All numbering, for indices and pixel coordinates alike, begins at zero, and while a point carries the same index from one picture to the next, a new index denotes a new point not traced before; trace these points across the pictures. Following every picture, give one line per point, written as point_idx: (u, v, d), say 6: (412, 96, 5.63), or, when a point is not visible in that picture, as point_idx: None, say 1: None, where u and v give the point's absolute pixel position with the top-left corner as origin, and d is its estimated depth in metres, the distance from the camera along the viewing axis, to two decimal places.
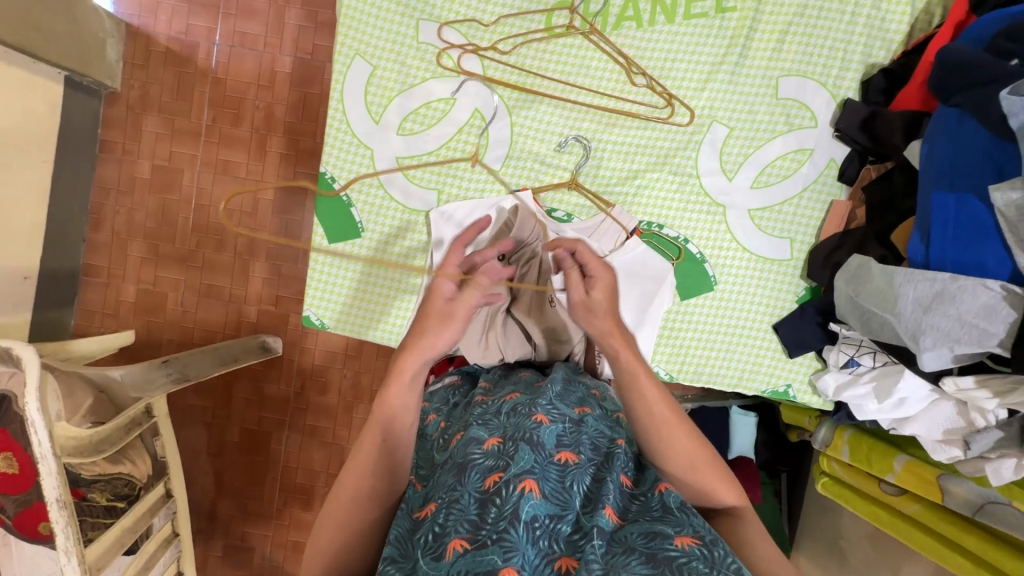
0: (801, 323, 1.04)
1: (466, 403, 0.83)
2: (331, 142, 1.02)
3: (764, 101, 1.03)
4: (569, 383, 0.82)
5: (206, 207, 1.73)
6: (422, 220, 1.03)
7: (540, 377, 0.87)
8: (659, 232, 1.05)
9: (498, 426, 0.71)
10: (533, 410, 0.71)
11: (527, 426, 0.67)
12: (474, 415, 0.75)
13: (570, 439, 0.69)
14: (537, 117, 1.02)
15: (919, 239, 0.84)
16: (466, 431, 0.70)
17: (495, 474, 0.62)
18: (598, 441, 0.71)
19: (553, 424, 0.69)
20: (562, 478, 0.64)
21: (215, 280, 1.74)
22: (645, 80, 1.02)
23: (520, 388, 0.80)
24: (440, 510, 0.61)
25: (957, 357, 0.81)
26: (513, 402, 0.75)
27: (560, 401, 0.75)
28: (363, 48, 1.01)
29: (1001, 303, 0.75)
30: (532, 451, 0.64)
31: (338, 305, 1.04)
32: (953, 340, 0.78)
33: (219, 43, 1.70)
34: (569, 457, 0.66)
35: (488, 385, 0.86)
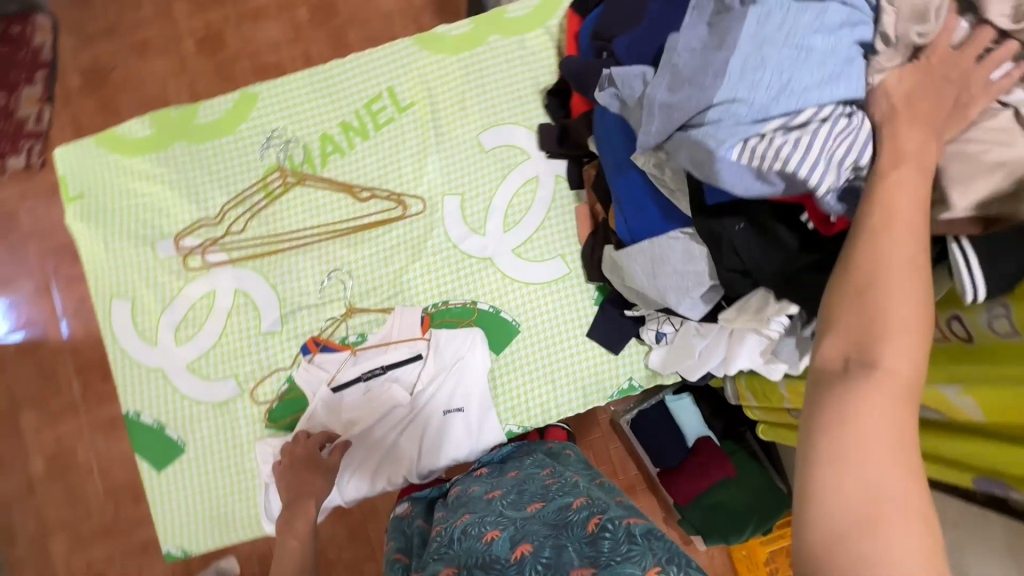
0: (607, 320, 1.08)
1: (427, 542, 0.85)
2: (124, 382, 1.06)
3: (476, 160, 1.14)
4: (523, 484, 0.86)
5: (112, 468, 1.68)
6: (234, 407, 1.06)
7: (494, 487, 0.89)
8: (447, 306, 1.10)
9: (455, 555, 0.71)
10: (485, 531, 0.72)
11: (480, 547, 0.68)
12: (433, 552, 0.76)
13: (521, 535, 0.67)
14: (292, 269, 1.09)
15: (620, 217, 0.95)
16: (428, 574, 0.70)
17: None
18: (552, 523, 0.68)
19: (503, 535, 0.68)
20: (519, 570, 0.59)
21: (147, 533, 1.67)
22: (368, 193, 1.12)
23: (471, 509, 0.82)
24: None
25: (706, 298, 0.90)
26: (464, 526, 0.77)
27: (512, 509, 0.77)
28: (117, 289, 1.07)
29: (692, 244, 0.86)
30: (487, 569, 0.63)
31: (192, 527, 1.04)
32: (688, 288, 0.88)
33: (65, 315, 1.70)
34: (523, 548, 0.63)
35: (442, 515, 0.88)
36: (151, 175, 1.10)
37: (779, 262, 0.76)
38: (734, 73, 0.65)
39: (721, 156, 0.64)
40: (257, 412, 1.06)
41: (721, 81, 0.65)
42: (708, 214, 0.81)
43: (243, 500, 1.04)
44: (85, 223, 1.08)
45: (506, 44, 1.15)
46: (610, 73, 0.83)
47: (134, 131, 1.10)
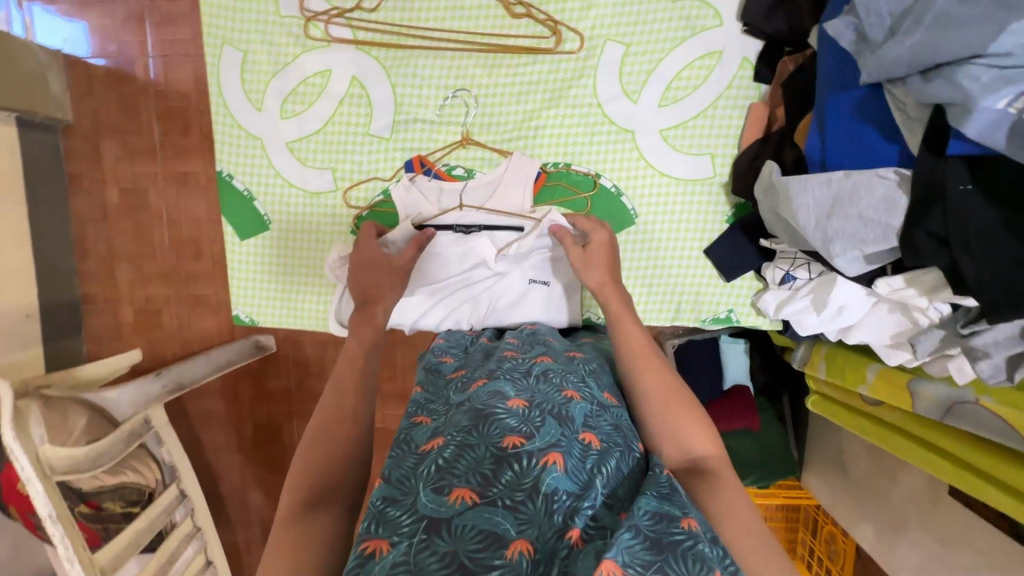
0: (732, 243, 0.97)
1: (489, 355, 0.84)
2: (220, 139, 1.01)
3: (659, 8, 0.93)
4: (605, 365, 0.83)
5: (177, 221, 1.73)
6: (326, 202, 1.01)
7: (576, 348, 0.89)
8: (568, 170, 0.99)
9: (527, 389, 0.70)
10: (564, 386, 0.71)
11: (557, 400, 0.67)
12: (502, 369, 0.75)
13: (595, 422, 0.66)
14: (417, 72, 0.97)
15: (816, 133, 0.79)
16: (491, 385, 0.69)
17: (516, 437, 0.59)
18: (622, 427, 0.68)
19: (581, 403, 0.68)
20: (586, 459, 0.59)
21: (201, 290, 1.78)
22: (523, 8, 0.94)
23: (552, 355, 0.81)
24: (455, 443, 0.60)
25: (872, 258, 0.76)
26: (544, 368, 0.76)
27: (593, 384, 0.76)
28: (229, 34, 0.97)
29: (898, 191, 0.69)
30: (556, 425, 0.62)
31: (261, 301, 1.06)
32: (861, 245, 0.73)
33: (153, 56, 1.63)
34: (593, 439, 0.62)
35: (513, 344, 0.86)
36: None
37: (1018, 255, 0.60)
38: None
39: (981, 102, 0.57)
40: (347, 215, 1.01)
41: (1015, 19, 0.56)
42: (939, 160, 0.64)
43: (315, 294, 1.04)
44: None
45: None
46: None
47: None
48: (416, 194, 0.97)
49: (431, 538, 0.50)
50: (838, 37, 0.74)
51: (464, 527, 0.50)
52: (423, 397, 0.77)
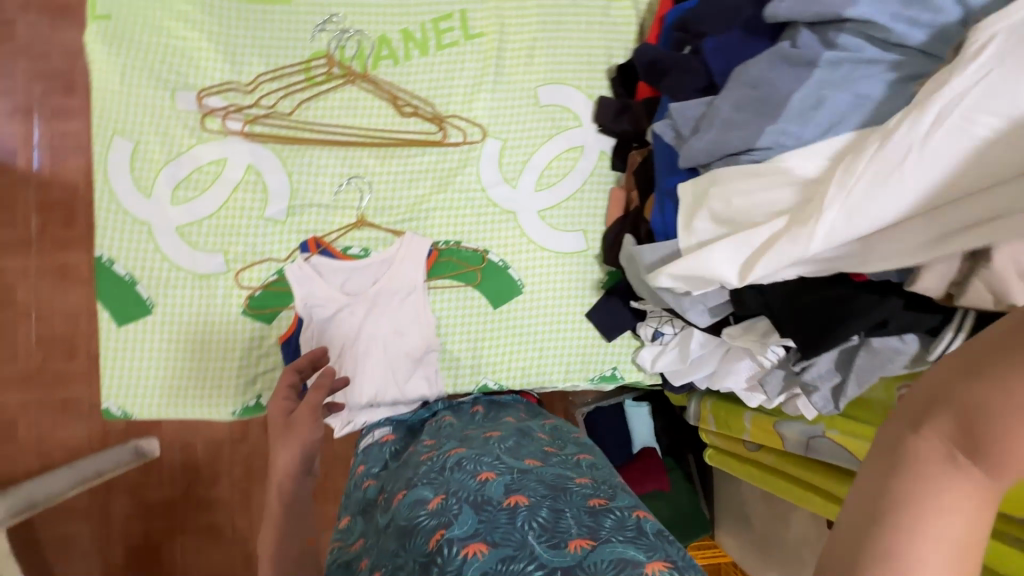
0: (609, 307, 1.08)
1: (410, 463, 0.86)
2: (103, 226, 0.99)
3: (528, 112, 1.10)
4: (523, 439, 0.88)
5: (48, 316, 1.58)
6: (215, 284, 1.01)
7: (494, 428, 0.93)
8: (458, 248, 1.08)
9: (444, 484, 0.73)
10: (479, 468, 0.75)
11: (473, 487, 0.71)
12: (417, 475, 0.79)
13: (517, 485, 0.70)
14: (313, 162, 1.04)
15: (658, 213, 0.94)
16: (411, 493, 0.74)
17: (438, 534, 0.63)
18: (548, 480, 0.72)
19: (499, 478, 0.72)
20: (512, 521, 0.62)
21: (69, 393, 1.59)
22: (412, 109, 1.07)
23: (467, 443, 0.85)
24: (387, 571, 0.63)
25: (716, 312, 0.92)
26: (458, 458, 0.80)
27: (509, 457, 0.80)
28: (120, 126, 1.00)
29: None
30: (477, 507, 0.66)
31: (138, 390, 0.99)
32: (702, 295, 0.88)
33: (38, 145, 1.57)
34: (518, 500, 0.66)
35: (433, 442, 0.90)
36: (188, 17, 1.01)
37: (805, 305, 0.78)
38: (790, 109, 0.72)
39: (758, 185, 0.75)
40: (238, 296, 1.01)
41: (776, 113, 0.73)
42: None
43: (197, 386, 1.00)
44: (104, 46, 0.99)
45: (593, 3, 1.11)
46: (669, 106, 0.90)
47: None
48: (311, 273, 1.01)
49: None
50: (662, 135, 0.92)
51: None
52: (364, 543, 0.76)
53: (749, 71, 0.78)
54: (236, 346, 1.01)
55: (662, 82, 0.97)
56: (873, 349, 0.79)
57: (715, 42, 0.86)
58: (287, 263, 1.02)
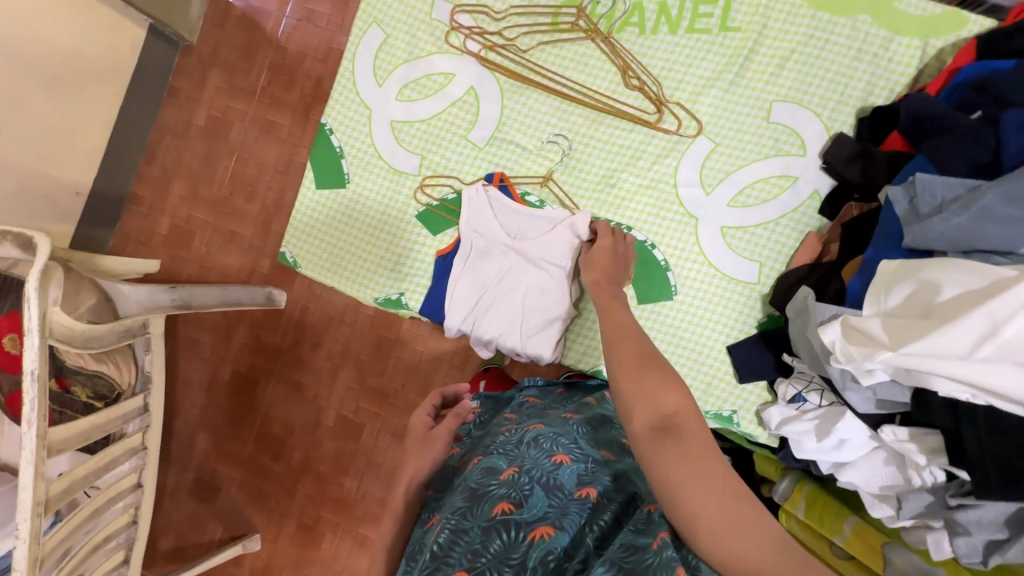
0: (754, 350, 1.01)
1: (491, 431, 0.85)
2: (335, 99, 1.11)
3: (754, 124, 1.03)
4: (602, 423, 0.84)
5: (246, 159, 1.82)
6: (404, 182, 1.09)
7: (575, 411, 0.89)
8: (627, 233, 1.06)
9: (517, 456, 0.71)
10: (554, 450, 0.72)
11: (546, 466, 0.68)
12: (496, 442, 0.76)
13: (590, 477, 0.68)
14: (527, 104, 1.07)
15: (859, 278, 0.85)
16: (485, 461, 0.71)
17: (506, 505, 0.62)
18: (621, 479, 0.69)
19: (573, 466, 0.69)
20: (578, 518, 0.62)
21: (239, 228, 1.83)
22: (638, 83, 1.05)
23: (546, 421, 0.82)
24: (449, 526, 0.62)
25: (882, 405, 0.82)
26: (535, 433, 0.76)
27: (586, 443, 0.76)
28: (380, 17, 1.09)
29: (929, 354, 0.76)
30: (548, 491, 0.65)
31: (309, 247, 1.12)
32: (873, 385, 0.79)
33: (289, 16, 1.79)
34: (586, 496, 0.65)
35: (514, 414, 0.88)
36: None
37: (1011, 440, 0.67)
38: None
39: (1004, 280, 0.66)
40: (418, 201, 1.09)
41: None
42: None
43: (352, 265, 1.10)
44: None
45: (875, 31, 0.99)
46: (916, 175, 0.79)
47: None
48: (484, 202, 1.04)
49: None
50: (894, 203, 0.81)
51: None
52: (434, 500, 0.78)
53: None
54: (400, 246, 1.09)
55: (925, 142, 0.85)
56: None
57: (1021, 117, 0.73)
58: (470, 187, 1.07)
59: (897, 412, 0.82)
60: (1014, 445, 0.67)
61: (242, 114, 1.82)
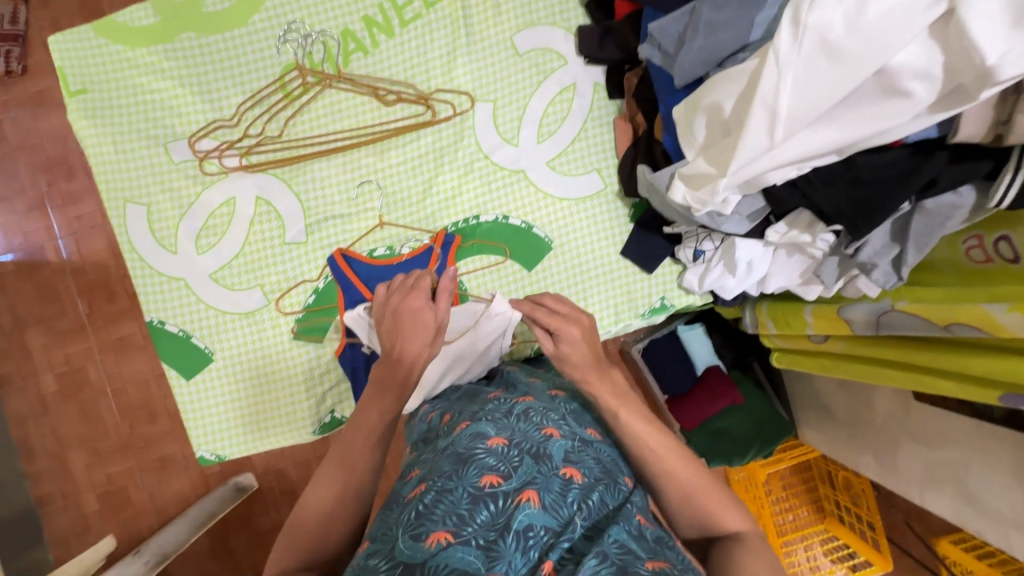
0: (641, 240, 1.06)
1: (474, 397, 0.86)
2: (143, 292, 1.03)
3: (510, 64, 1.06)
4: (585, 404, 0.87)
5: (123, 388, 1.67)
6: (261, 318, 1.04)
7: (558, 388, 0.92)
8: (478, 222, 1.07)
9: (507, 428, 0.73)
10: (544, 424, 0.74)
11: (537, 439, 0.71)
12: (483, 412, 0.78)
13: (577, 456, 0.70)
14: (316, 177, 1.04)
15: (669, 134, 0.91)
16: (473, 427, 0.72)
17: (495, 477, 0.64)
18: (605, 462, 0.72)
19: (562, 440, 0.72)
20: (565, 492, 0.64)
21: (165, 450, 1.69)
22: (394, 96, 1.05)
23: (534, 394, 0.84)
24: (434, 489, 0.62)
25: (752, 217, 0.89)
26: (525, 407, 0.79)
27: (573, 422, 0.79)
28: (129, 194, 1.02)
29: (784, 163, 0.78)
30: (537, 463, 0.67)
31: (221, 433, 1.05)
32: (736, 208, 0.85)
33: (62, 235, 1.63)
34: (574, 474, 0.67)
35: (496, 389, 0.89)
36: (157, 67, 1.01)
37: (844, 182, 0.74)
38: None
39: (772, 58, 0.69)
40: (285, 323, 1.04)
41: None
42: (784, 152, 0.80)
43: (269, 418, 1.05)
44: (90, 121, 1.01)
45: None
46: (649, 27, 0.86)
47: (135, 18, 1.00)
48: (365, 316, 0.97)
49: None
50: (651, 58, 0.88)
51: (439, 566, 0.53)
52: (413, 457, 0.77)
53: None
54: (299, 372, 1.04)
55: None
56: (927, 210, 0.75)
57: None
58: (321, 281, 1.04)
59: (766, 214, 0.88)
60: (849, 183, 0.74)
61: (87, 351, 1.66)
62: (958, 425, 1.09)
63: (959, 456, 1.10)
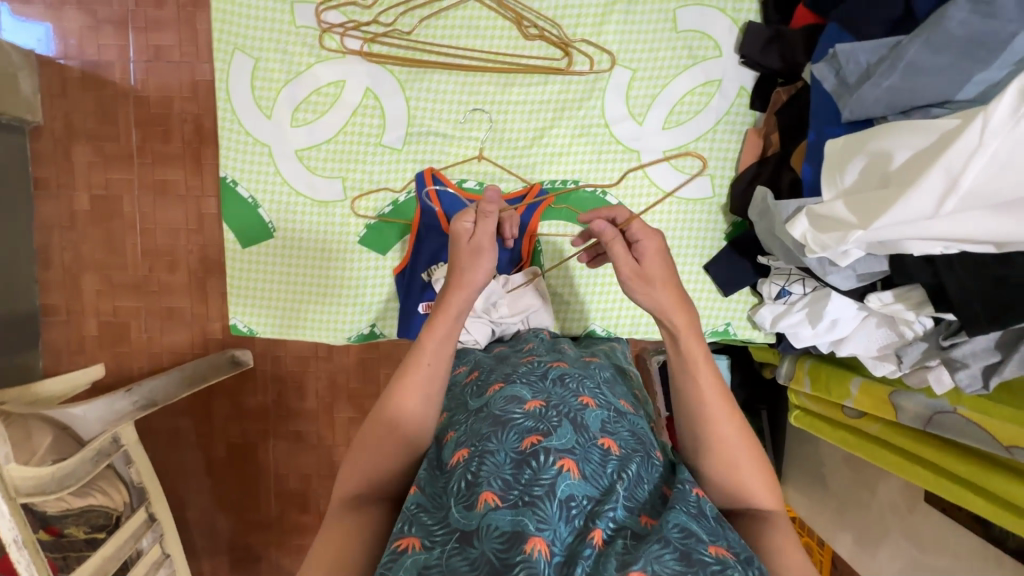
0: (730, 262, 1.02)
1: (506, 359, 0.83)
2: (226, 146, 0.99)
3: (663, 38, 0.99)
4: (618, 373, 0.84)
5: (152, 229, 1.65)
6: (334, 211, 1.01)
7: (590, 353, 0.89)
8: (575, 187, 1.03)
9: (543, 390, 0.70)
10: (581, 391, 0.70)
11: (573, 406, 0.67)
12: (517, 372, 0.74)
13: (613, 427, 0.66)
14: (431, 87, 0.99)
15: (810, 166, 0.86)
16: (507, 388, 0.69)
17: (535, 437, 0.61)
18: (640, 433, 0.68)
19: (598, 409, 0.68)
20: (605, 463, 0.61)
21: (174, 302, 1.68)
22: (536, 31, 0.98)
23: (568, 360, 0.80)
24: (476, 453, 0.61)
25: (863, 277, 0.85)
26: (560, 371, 0.74)
27: (608, 391, 0.75)
28: (240, 41, 0.97)
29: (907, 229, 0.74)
30: (576, 430, 0.63)
31: (259, 308, 1.03)
32: (852, 263, 0.82)
33: (135, 60, 1.57)
34: (612, 444, 0.63)
35: (528, 347, 0.86)
36: None
37: (986, 276, 0.70)
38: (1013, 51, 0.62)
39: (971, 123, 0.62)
40: (355, 224, 1.01)
41: (995, 54, 0.63)
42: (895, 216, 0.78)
43: (306, 312, 1.03)
44: None
45: None
46: (836, 46, 0.79)
47: None
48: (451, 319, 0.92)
49: (462, 546, 0.53)
50: (822, 80, 0.82)
51: (490, 528, 0.53)
52: (445, 415, 0.74)
53: (950, 12, 0.66)
54: (355, 276, 1.02)
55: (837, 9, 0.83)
56: None
57: None
58: (403, 195, 1.00)
59: (877, 279, 0.85)
60: (991, 278, 0.69)
61: (128, 182, 1.63)
62: (956, 537, 1.08)
63: (947, 567, 1.09)
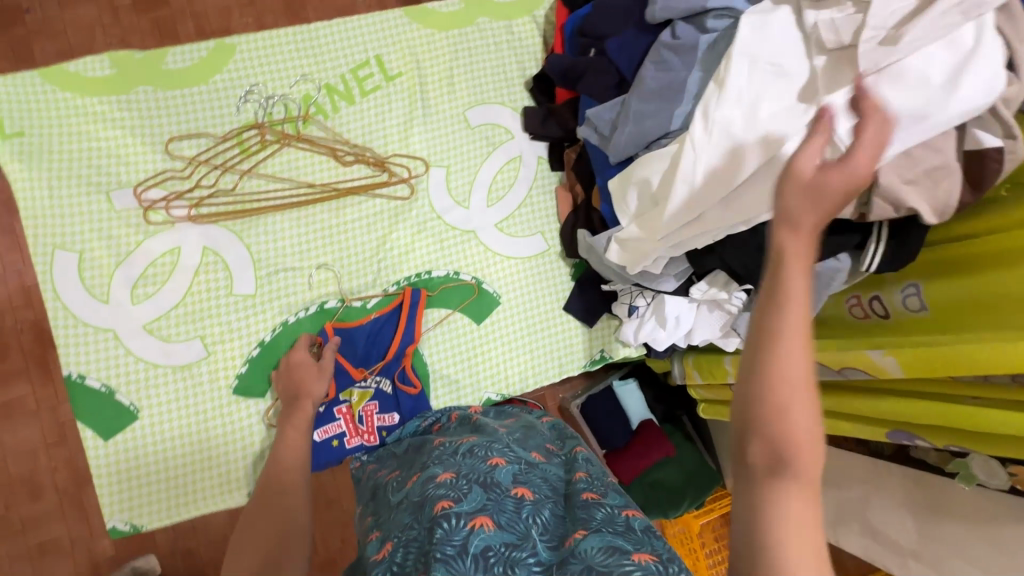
0: (584, 296, 1.15)
1: (422, 449, 0.86)
2: (64, 343, 0.95)
3: (462, 135, 1.16)
4: (530, 431, 0.88)
5: (2, 460, 1.36)
6: (198, 371, 0.99)
7: (502, 424, 0.91)
8: (429, 276, 1.12)
9: (456, 463, 0.72)
10: (491, 454, 0.73)
11: (484, 468, 0.69)
12: (432, 458, 0.77)
13: (525, 477, 0.70)
14: (269, 229, 1.05)
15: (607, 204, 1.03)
16: (424, 472, 0.72)
17: (447, 502, 0.62)
18: (553, 481, 0.72)
19: (509, 465, 0.70)
20: (518, 509, 0.62)
21: (46, 533, 1.38)
22: (352, 157, 1.10)
23: (480, 435, 0.83)
24: (401, 546, 0.62)
25: (679, 276, 1.01)
26: (471, 444, 0.77)
27: (518, 447, 0.79)
28: (59, 239, 0.97)
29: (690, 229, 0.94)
30: (486, 489, 0.65)
31: (139, 499, 0.97)
32: (664, 268, 0.98)
33: None
34: (525, 492, 0.66)
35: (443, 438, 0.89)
36: (109, 118, 1.00)
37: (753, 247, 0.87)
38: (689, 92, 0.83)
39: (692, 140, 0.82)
40: (225, 378, 1.00)
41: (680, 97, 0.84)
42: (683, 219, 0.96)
43: (195, 483, 0.98)
44: (23, 164, 0.96)
45: (497, 25, 1.19)
46: (587, 112, 0.99)
47: (90, 68, 1.00)
48: None
49: None
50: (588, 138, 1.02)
51: None
52: (370, 519, 0.75)
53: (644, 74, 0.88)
54: (238, 427, 1.00)
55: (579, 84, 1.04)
56: (815, 272, 0.86)
57: (617, 42, 0.94)
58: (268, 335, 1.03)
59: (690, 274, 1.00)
60: (757, 247, 0.86)
61: None
62: None
63: None
